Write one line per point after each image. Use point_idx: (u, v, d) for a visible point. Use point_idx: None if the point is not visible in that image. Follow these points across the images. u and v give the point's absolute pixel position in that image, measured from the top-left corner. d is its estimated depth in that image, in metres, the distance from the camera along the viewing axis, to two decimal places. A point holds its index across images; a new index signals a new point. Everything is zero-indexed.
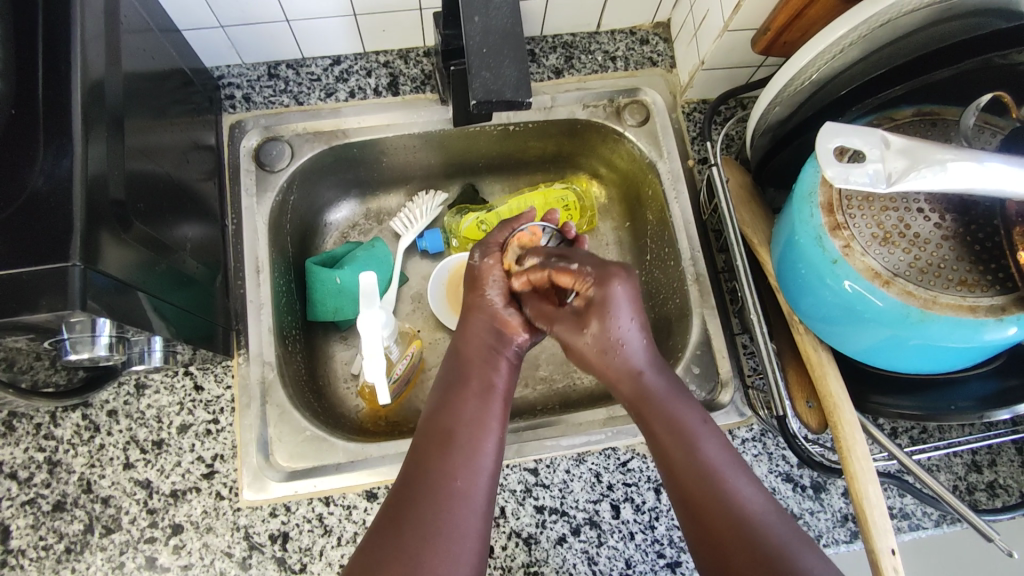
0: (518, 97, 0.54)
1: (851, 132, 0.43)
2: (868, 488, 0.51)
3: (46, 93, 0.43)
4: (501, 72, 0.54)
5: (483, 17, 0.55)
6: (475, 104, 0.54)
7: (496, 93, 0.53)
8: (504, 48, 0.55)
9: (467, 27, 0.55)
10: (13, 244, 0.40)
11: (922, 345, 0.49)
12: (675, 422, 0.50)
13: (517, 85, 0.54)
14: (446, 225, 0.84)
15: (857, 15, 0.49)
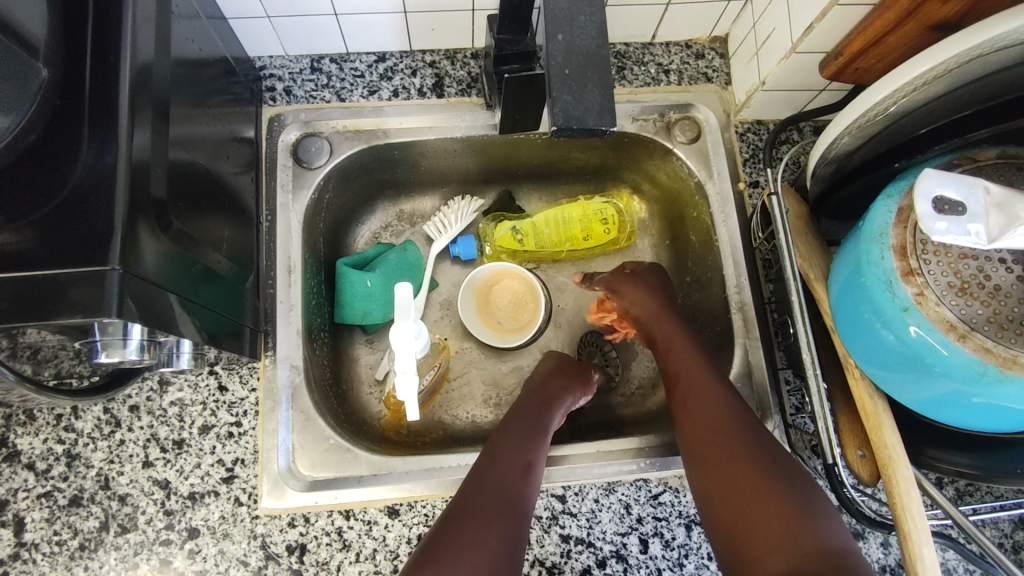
0: (601, 126, 0.49)
1: (949, 182, 0.41)
2: (922, 550, 0.48)
3: (93, 83, 0.41)
4: (586, 97, 0.48)
5: (567, 33, 0.49)
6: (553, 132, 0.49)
7: (579, 120, 0.48)
8: (589, 71, 0.49)
9: (548, 46, 0.49)
10: (53, 243, 0.39)
11: (986, 404, 0.46)
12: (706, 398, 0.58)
13: (601, 111, 0.49)
14: (480, 232, 0.82)
15: (947, 52, 0.45)
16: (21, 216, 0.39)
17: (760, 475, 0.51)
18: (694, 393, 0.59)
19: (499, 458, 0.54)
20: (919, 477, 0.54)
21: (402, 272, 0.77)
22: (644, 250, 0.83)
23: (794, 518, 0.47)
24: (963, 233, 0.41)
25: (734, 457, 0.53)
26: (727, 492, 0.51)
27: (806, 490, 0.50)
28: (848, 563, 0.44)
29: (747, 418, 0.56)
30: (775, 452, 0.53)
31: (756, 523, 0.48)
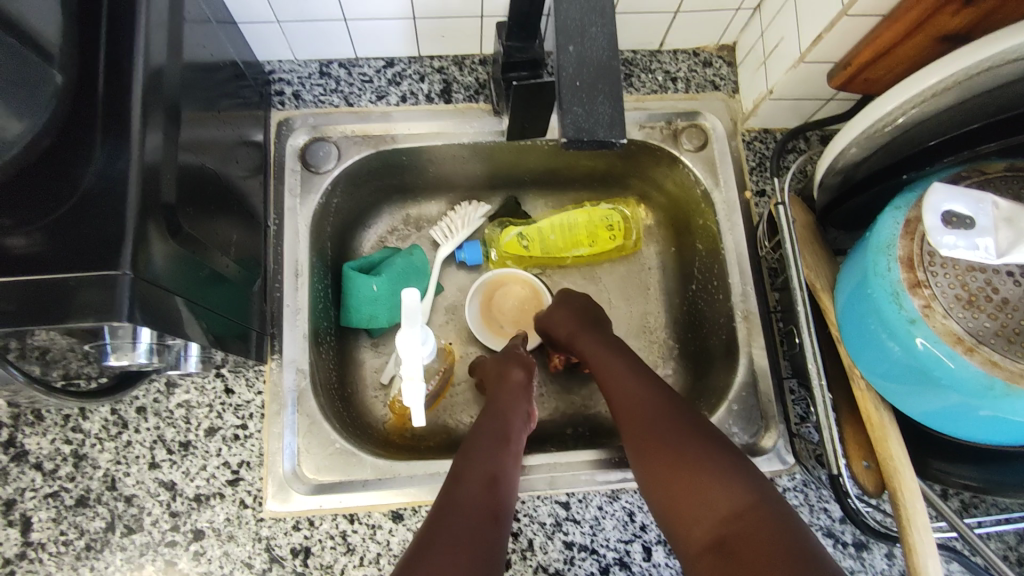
0: (611, 137, 0.47)
1: (959, 197, 0.41)
2: (927, 563, 0.48)
3: (106, 88, 0.41)
4: (596, 109, 0.47)
5: (578, 44, 0.48)
6: (563, 144, 0.47)
7: (589, 133, 0.47)
8: (599, 83, 0.48)
9: (559, 58, 0.47)
10: (66, 247, 0.39)
11: (992, 417, 0.46)
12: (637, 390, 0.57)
13: (612, 123, 0.47)
14: (485, 237, 0.82)
15: (957, 63, 0.46)
16: (35, 220, 0.40)
17: (684, 443, 0.51)
18: (624, 388, 0.58)
19: (469, 477, 0.51)
20: (924, 488, 0.54)
21: (408, 276, 0.77)
22: (649, 257, 0.83)
23: (720, 477, 0.48)
24: (972, 247, 0.41)
25: (673, 445, 0.51)
26: (669, 480, 0.50)
27: (728, 448, 0.50)
28: (772, 513, 0.45)
29: (666, 391, 0.56)
30: (694, 418, 0.53)
31: (685, 493, 0.48)
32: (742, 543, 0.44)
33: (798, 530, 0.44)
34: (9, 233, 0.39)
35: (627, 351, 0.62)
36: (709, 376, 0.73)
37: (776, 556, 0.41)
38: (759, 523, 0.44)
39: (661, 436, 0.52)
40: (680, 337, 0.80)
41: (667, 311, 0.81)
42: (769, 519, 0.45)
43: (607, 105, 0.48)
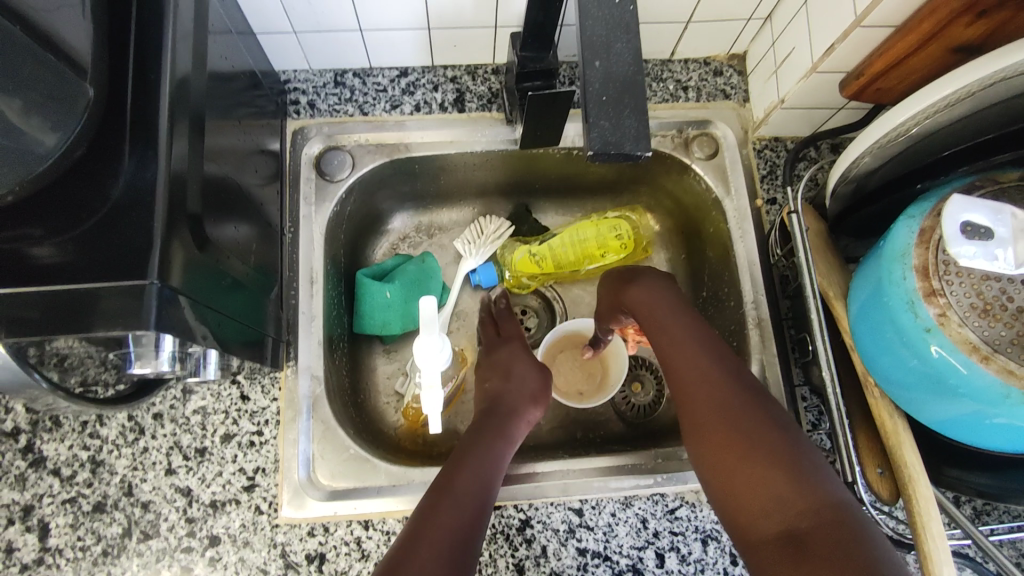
0: (637, 150, 0.48)
1: (981, 206, 0.43)
2: (943, 570, 0.48)
3: (133, 100, 0.42)
4: (621, 124, 0.48)
5: (605, 60, 0.48)
6: (590, 155, 0.48)
7: (615, 146, 0.47)
8: (626, 96, 0.48)
9: (585, 73, 0.48)
10: (93, 257, 0.40)
11: (1008, 425, 0.46)
12: (696, 361, 0.54)
13: (637, 137, 0.48)
14: (500, 258, 0.82)
15: (972, 74, 0.46)
16: (64, 231, 0.40)
17: (752, 434, 0.50)
18: (681, 361, 0.55)
19: (455, 493, 0.51)
20: (938, 496, 0.54)
21: (418, 282, 0.77)
22: (659, 264, 0.84)
23: (790, 472, 0.47)
24: (989, 257, 0.42)
25: (732, 428, 0.50)
26: (725, 464, 0.50)
27: (800, 442, 0.49)
28: (843, 514, 0.44)
29: (738, 371, 0.54)
30: (766, 403, 0.52)
31: (751, 486, 0.48)
32: (814, 543, 0.43)
33: (874, 535, 0.42)
34: (38, 243, 0.40)
35: (695, 315, 0.58)
36: None
37: (850, 562, 0.41)
38: (833, 523, 0.44)
39: (729, 424, 0.50)
40: None
41: None
42: (842, 522, 0.44)
43: (632, 119, 0.48)
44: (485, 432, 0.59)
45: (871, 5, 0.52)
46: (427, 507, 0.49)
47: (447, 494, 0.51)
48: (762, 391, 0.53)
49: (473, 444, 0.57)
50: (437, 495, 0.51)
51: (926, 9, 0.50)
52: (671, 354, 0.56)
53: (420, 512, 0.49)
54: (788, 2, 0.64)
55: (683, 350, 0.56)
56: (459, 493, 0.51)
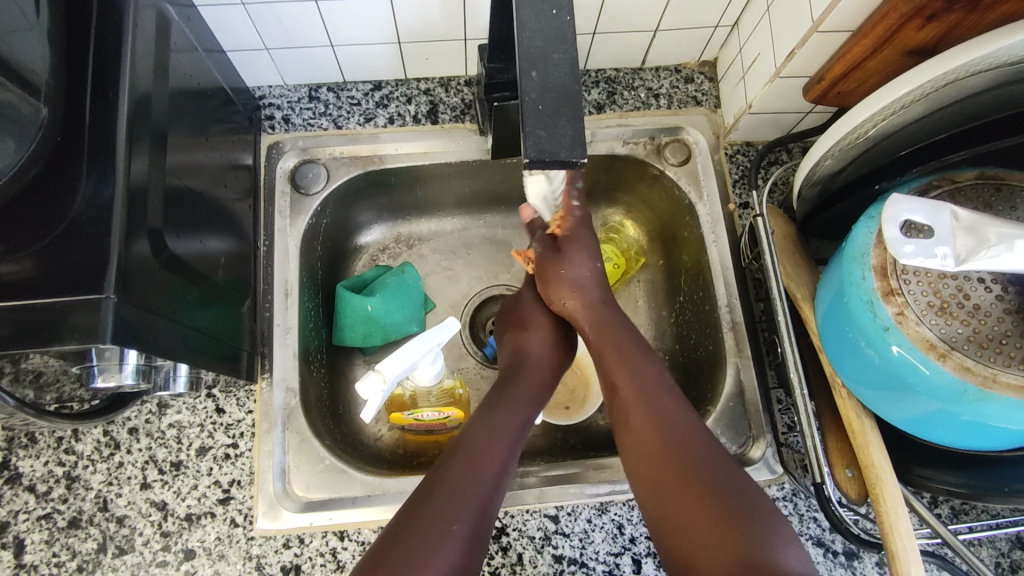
0: (574, 158, 0.42)
1: (915, 204, 0.41)
2: (912, 569, 0.48)
3: (92, 117, 0.43)
4: (558, 131, 0.42)
5: (542, 71, 0.44)
6: (523, 164, 0.42)
7: (551, 153, 0.42)
8: (564, 105, 0.43)
9: (522, 83, 0.43)
10: (51, 272, 0.40)
11: (973, 422, 0.46)
12: (657, 416, 0.55)
13: (574, 145, 0.43)
14: None
15: (926, 74, 0.47)
16: (23, 247, 0.41)
17: (721, 506, 0.47)
18: (636, 410, 0.56)
19: (458, 479, 0.50)
20: (907, 495, 0.54)
21: (401, 296, 0.77)
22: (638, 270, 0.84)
23: (756, 550, 0.44)
24: (931, 254, 0.41)
25: (697, 488, 0.49)
26: (687, 529, 0.48)
27: (774, 521, 0.46)
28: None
29: (718, 450, 0.52)
30: (743, 481, 0.50)
31: (712, 556, 0.45)
32: None
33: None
34: None
35: (653, 365, 0.60)
36: (697, 388, 0.74)
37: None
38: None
39: (695, 495, 0.49)
40: (669, 350, 0.79)
41: (656, 323, 0.81)
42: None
43: (568, 128, 0.43)
44: (499, 408, 0.58)
45: (825, 11, 0.52)
46: (426, 488, 0.50)
47: (447, 477, 0.51)
48: (741, 470, 0.51)
49: (489, 412, 0.58)
50: (439, 473, 0.51)
51: (877, 14, 0.50)
52: (620, 379, 0.59)
53: (419, 492, 0.50)
54: (752, 10, 0.65)
55: (654, 421, 0.55)
56: (458, 473, 0.51)
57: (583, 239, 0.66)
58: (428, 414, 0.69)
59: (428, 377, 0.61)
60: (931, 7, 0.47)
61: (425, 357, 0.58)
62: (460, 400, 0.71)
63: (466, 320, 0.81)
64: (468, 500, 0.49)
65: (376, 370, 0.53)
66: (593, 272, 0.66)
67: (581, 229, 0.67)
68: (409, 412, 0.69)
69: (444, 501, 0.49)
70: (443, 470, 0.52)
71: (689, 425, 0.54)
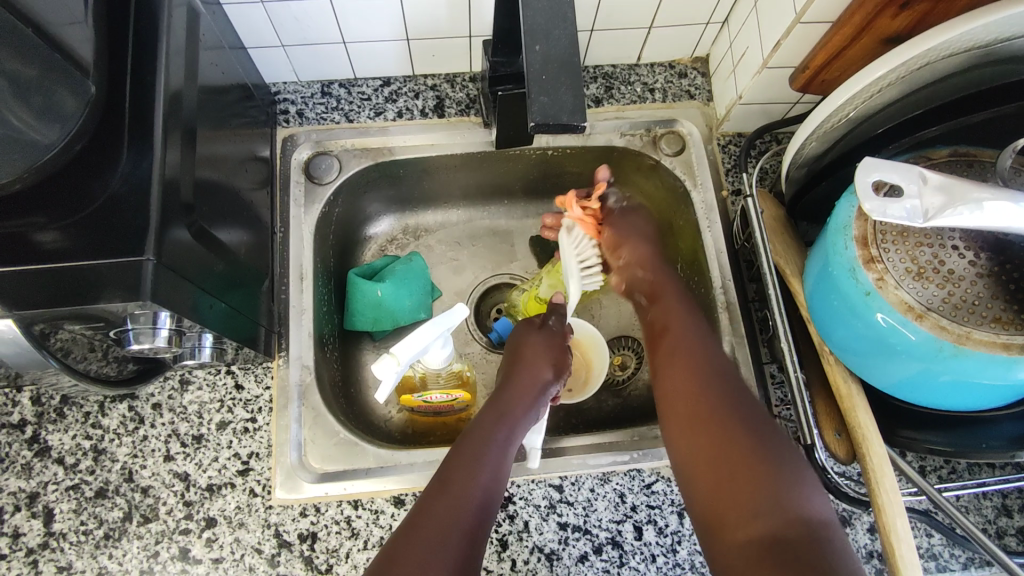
0: (575, 121, 0.47)
1: (889, 167, 0.45)
2: (897, 522, 0.51)
3: (132, 101, 0.47)
4: (559, 98, 0.48)
5: (544, 44, 0.49)
6: (531, 127, 0.47)
7: (555, 118, 0.47)
8: (564, 75, 0.48)
9: (526, 56, 0.48)
10: (93, 239, 0.44)
11: (952, 380, 0.49)
12: (694, 363, 0.60)
13: (574, 110, 0.48)
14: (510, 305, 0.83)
15: (899, 57, 0.50)
16: (63, 217, 0.45)
17: (743, 453, 0.52)
18: (666, 357, 0.62)
19: (453, 496, 0.52)
20: (894, 456, 0.57)
21: (410, 282, 0.80)
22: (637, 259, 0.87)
23: (779, 497, 0.49)
24: (902, 210, 0.44)
25: (723, 428, 0.54)
26: (708, 470, 0.53)
27: (788, 460, 0.51)
28: (817, 525, 0.47)
29: (740, 398, 0.57)
30: (769, 432, 0.54)
31: (738, 501, 0.50)
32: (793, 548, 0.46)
33: (847, 556, 0.45)
34: (43, 230, 0.44)
35: (697, 319, 0.65)
36: None
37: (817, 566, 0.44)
38: (807, 541, 0.46)
39: (728, 446, 0.53)
40: None
41: None
42: (812, 531, 0.47)
43: (569, 96, 0.48)
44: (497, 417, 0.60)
45: (807, 2, 0.56)
46: (427, 501, 0.52)
47: (450, 486, 0.52)
48: (760, 415, 0.56)
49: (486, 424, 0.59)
50: (443, 479, 0.53)
51: (854, 4, 0.54)
52: (671, 323, 0.65)
53: (427, 498, 0.52)
54: (741, 6, 0.69)
55: (698, 387, 0.58)
56: (452, 489, 0.52)
57: (637, 220, 0.75)
58: (436, 396, 0.71)
59: (438, 361, 0.62)
60: None
61: (436, 341, 0.59)
62: (468, 382, 0.73)
63: (471, 307, 0.84)
64: (472, 509, 0.51)
65: (389, 352, 0.54)
66: (644, 232, 0.74)
67: (643, 224, 0.75)
68: (419, 394, 0.71)
69: (438, 508, 0.51)
70: (447, 482, 0.53)
71: (719, 365, 0.60)
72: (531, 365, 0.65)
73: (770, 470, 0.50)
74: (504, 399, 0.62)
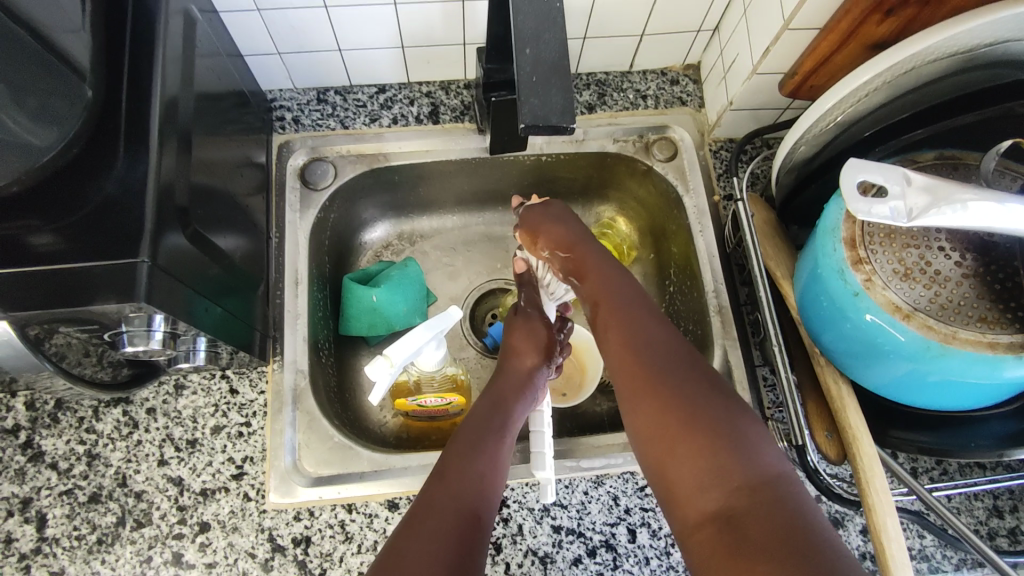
0: (564, 123, 0.48)
1: (876, 168, 0.45)
2: (886, 521, 0.52)
3: (129, 107, 0.47)
4: (549, 100, 0.48)
5: (535, 48, 0.50)
6: (521, 129, 0.48)
7: (544, 119, 0.47)
8: (554, 78, 0.49)
9: (517, 59, 0.49)
10: (88, 242, 0.44)
11: (941, 380, 0.50)
12: (616, 297, 0.57)
13: (564, 112, 0.48)
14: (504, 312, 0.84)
15: (887, 60, 0.51)
16: (58, 220, 0.45)
17: (691, 404, 0.48)
18: (594, 283, 0.60)
19: (439, 504, 0.47)
20: (884, 456, 0.57)
21: (405, 287, 0.80)
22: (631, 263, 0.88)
23: (732, 456, 0.44)
24: (889, 211, 0.45)
25: (660, 374, 0.50)
26: (646, 409, 0.49)
27: (744, 416, 0.47)
28: (785, 487, 0.42)
29: (688, 356, 0.52)
30: (712, 384, 0.49)
31: (682, 459, 0.45)
32: (752, 518, 0.40)
33: (810, 508, 0.41)
34: (38, 232, 0.45)
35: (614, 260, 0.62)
36: None
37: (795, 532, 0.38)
38: (766, 502, 0.41)
39: (670, 413, 0.47)
40: None
41: None
42: (783, 494, 0.41)
43: (560, 98, 0.49)
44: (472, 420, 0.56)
45: (794, 9, 0.57)
46: (414, 518, 0.46)
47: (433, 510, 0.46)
48: (704, 365, 0.51)
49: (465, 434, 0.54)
50: (421, 504, 0.47)
51: (840, 11, 0.55)
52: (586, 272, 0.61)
53: (405, 527, 0.45)
54: (731, 13, 0.71)
55: (633, 348, 0.53)
56: (438, 497, 0.47)
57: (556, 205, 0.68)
58: (431, 400, 0.71)
59: (432, 363, 0.62)
60: (887, 2, 0.52)
61: (430, 344, 0.59)
62: (462, 386, 0.73)
63: (467, 311, 0.85)
64: (453, 514, 0.46)
65: (383, 354, 0.55)
66: (568, 214, 0.67)
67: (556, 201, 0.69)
68: (413, 398, 0.71)
69: (427, 520, 0.45)
70: (425, 506, 0.47)
71: (651, 308, 0.57)
72: (517, 384, 0.61)
73: (724, 422, 0.46)
74: (479, 411, 0.57)
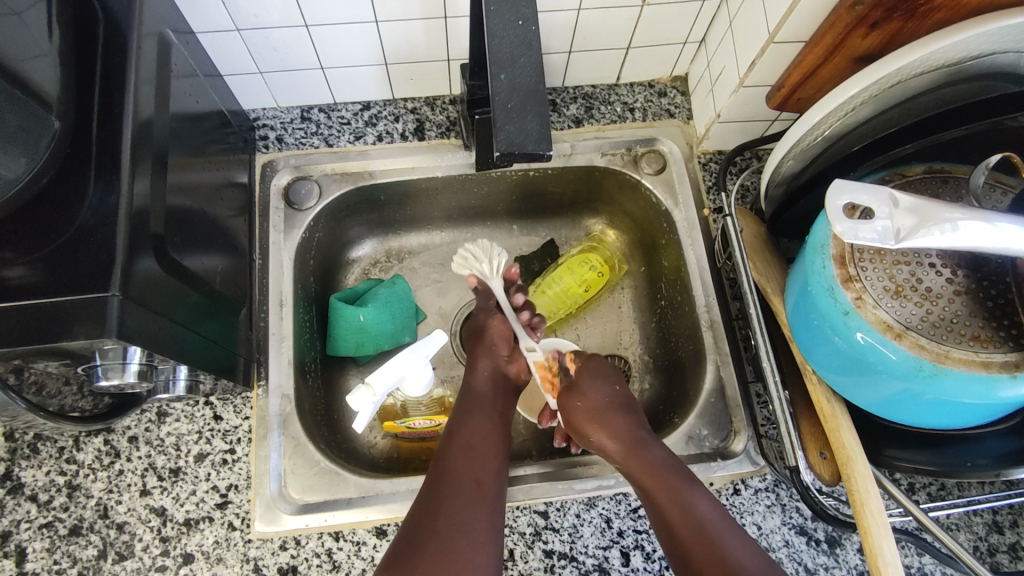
0: (540, 150, 0.46)
1: (859, 189, 0.45)
2: (882, 545, 0.51)
3: (99, 136, 0.46)
4: (525, 126, 0.47)
5: (510, 73, 0.49)
6: (496, 157, 0.46)
7: (519, 146, 0.46)
8: (531, 102, 0.48)
9: (491, 84, 0.48)
10: (58, 274, 0.43)
11: (937, 400, 0.49)
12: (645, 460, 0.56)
13: (540, 138, 0.47)
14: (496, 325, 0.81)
15: (873, 76, 0.51)
16: (33, 251, 0.44)
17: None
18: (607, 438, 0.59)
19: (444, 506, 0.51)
20: (878, 475, 0.56)
21: (393, 306, 0.78)
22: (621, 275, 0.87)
23: None
24: (873, 233, 0.44)
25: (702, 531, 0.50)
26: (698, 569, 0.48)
27: None
28: None
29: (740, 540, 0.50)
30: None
31: None
32: None
33: None
34: (8, 265, 0.44)
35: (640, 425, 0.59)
36: (680, 385, 0.76)
37: None
38: None
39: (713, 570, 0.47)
40: (654, 353, 0.81)
41: (639, 328, 0.83)
42: None
43: (535, 123, 0.48)
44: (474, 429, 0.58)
45: (780, 22, 0.57)
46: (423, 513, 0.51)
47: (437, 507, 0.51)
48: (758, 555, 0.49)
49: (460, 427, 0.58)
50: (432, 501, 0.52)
51: (827, 23, 0.55)
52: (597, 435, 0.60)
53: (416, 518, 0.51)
54: (718, 26, 0.70)
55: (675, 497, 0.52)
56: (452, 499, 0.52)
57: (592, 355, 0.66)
58: (420, 422, 0.70)
59: (417, 390, 0.61)
60: (871, 16, 0.51)
61: (415, 371, 0.58)
62: None
63: (456, 328, 0.84)
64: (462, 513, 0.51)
65: (366, 383, 0.54)
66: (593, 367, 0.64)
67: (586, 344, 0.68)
68: (401, 420, 0.70)
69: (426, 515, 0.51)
70: (436, 490, 0.52)
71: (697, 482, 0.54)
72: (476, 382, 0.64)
73: None
74: (480, 424, 0.59)
